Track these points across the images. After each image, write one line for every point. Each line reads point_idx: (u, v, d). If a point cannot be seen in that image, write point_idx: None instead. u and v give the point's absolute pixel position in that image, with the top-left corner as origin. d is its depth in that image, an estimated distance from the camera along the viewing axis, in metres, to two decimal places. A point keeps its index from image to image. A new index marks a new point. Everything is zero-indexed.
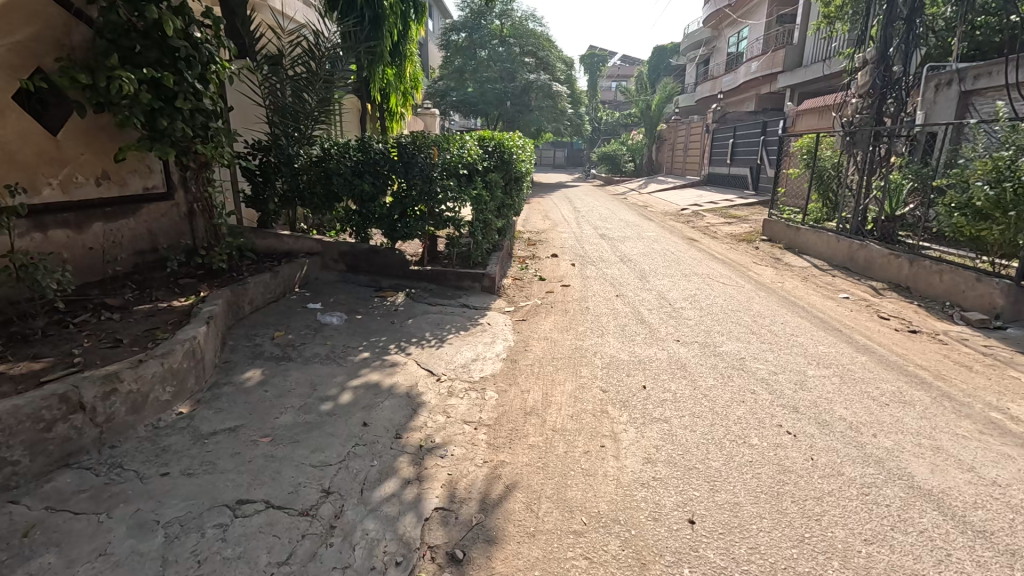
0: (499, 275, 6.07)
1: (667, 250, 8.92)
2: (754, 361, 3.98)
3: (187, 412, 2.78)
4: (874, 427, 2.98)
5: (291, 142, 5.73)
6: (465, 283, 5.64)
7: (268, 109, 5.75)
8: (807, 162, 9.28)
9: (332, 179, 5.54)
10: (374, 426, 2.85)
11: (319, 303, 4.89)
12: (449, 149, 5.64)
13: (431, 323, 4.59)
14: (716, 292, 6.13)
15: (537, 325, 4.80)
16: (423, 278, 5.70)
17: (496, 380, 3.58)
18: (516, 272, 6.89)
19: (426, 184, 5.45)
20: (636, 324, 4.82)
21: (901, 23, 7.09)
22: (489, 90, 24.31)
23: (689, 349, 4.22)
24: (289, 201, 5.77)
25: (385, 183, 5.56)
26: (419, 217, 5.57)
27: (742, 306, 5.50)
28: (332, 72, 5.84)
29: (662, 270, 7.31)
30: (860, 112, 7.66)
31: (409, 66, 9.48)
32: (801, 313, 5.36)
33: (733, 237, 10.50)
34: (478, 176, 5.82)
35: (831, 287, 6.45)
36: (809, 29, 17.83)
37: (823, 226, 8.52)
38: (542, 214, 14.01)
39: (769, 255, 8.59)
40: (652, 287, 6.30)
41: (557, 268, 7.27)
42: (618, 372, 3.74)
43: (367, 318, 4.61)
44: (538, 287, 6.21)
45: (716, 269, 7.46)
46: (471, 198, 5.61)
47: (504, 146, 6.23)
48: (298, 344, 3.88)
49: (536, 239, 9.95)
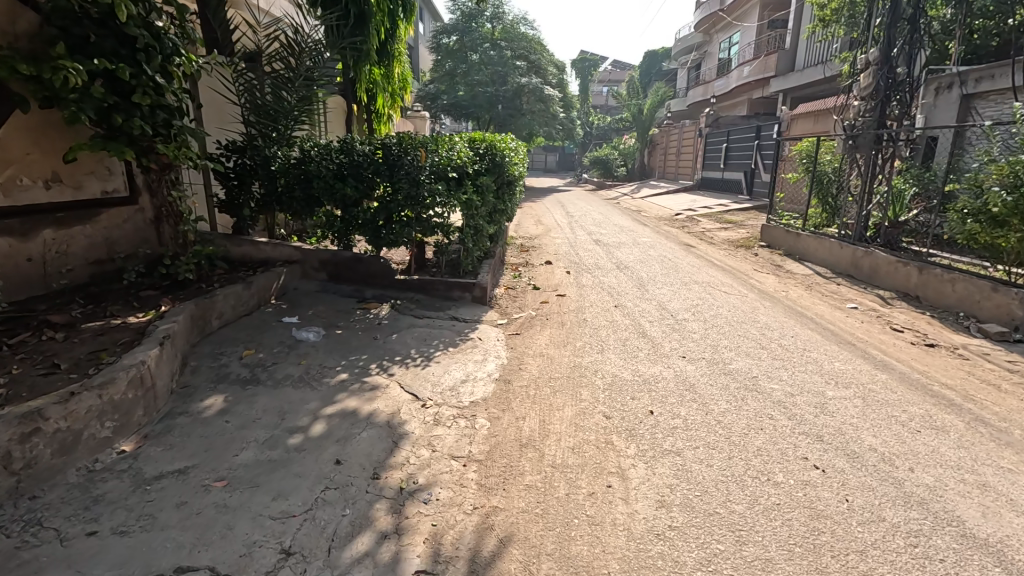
0: (491, 285, 5.73)
1: (664, 256, 8.65)
2: (767, 380, 3.67)
3: (131, 450, 2.41)
4: (909, 460, 2.68)
5: (268, 142, 5.36)
6: (455, 294, 5.30)
7: (243, 108, 5.39)
8: (806, 167, 9.04)
9: (312, 182, 5.18)
10: (348, 464, 2.49)
11: (296, 316, 4.52)
12: (437, 150, 5.30)
13: (417, 339, 4.24)
14: (719, 301, 5.83)
15: (532, 340, 4.46)
16: (410, 288, 5.35)
17: (487, 405, 3.23)
18: (509, 281, 6.55)
19: (412, 188, 5.09)
20: (638, 338, 4.50)
21: (905, 23, 6.88)
22: (480, 93, 24.07)
23: (696, 367, 3.91)
24: (266, 206, 5.40)
25: (369, 186, 5.19)
26: (405, 222, 5.20)
27: (748, 318, 5.20)
28: (312, 69, 5.48)
29: (661, 278, 7.01)
30: (862, 115, 7.43)
31: (397, 67, 9.14)
32: (810, 324, 5.07)
33: (730, 243, 10.25)
34: (468, 179, 5.49)
35: (838, 297, 6.19)
36: (802, 33, 17.71)
37: (824, 232, 8.28)
38: (534, 219, 13.71)
39: (769, 262, 8.34)
40: (652, 296, 5.99)
41: (552, 277, 6.94)
42: (621, 394, 3.41)
43: (348, 333, 4.25)
44: (532, 297, 5.88)
45: (716, 277, 7.17)
46: (461, 202, 5.26)
47: (496, 148, 5.90)
48: (269, 364, 3.51)
49: (529, 246, 9.62)
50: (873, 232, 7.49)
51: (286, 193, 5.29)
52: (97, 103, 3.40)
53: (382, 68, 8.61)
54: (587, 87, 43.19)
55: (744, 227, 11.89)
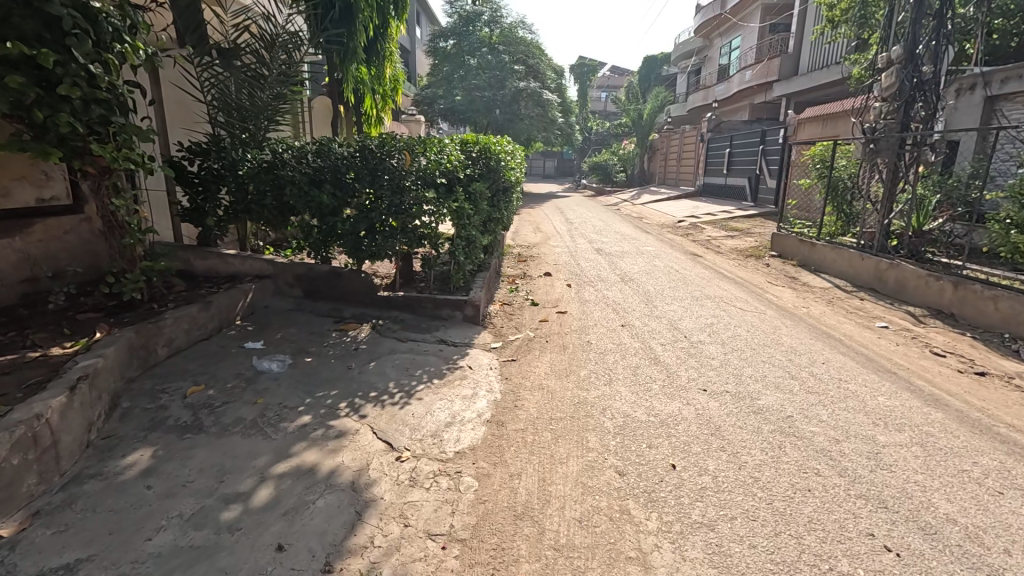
0: (485, 301, 5.20)
1: (670, 267, 8.13)
2: (806, 421, 3.13)
3: (10, 537, 1.88)
4: (1002, 538, 2.14)
5: (237, 144, 4.83)
6: (444, 312, 4.76)
7: (210, 106, 4.87)
8: (821, 173, 8.52)
9: (285, 189, 4.64)
10: (294, 550, 1.95)
11: (263, 340, 3.99)
12: (425, 153, 4.77)
13: (398, 369, 3.69)
14: (735, 320, 5.30)
15: (529, 368, 3.92)
16: (394, 306, 4.81)
17: (475, 457, 2.69)
18: (504, 295, 6.02)
19: (396, 195, 4.58)
20: (650, 366, 3.96)
21: (932, 18, 6.41)
22: (477, 97, 23.61)
23: (719, 403, 3.37)
24: (235, 215, 4.87)
25: (349, 193, 4.66)
26: (388, 233, 4.67)
27: (771, 340, 4.66)
28: (287, 63, 4.96)
29: (669, 292, 6.48)
30: (883, 117, 6.93)
31: (389, 67, 8.65)
32: (841, 348, 4.53)
33: (738, 252, 9.74)
34: (459, 186, 4.96)
35: (865, 314, 5.65)
36: (806, 37, 17.29)
37: (840, 241, 7.77)
38: (532, 226, 13.21)
39: (782, 273, 7.82)
40: (661, 314, 5.45)
41: (551, 290, 6.41)
42: (635, 441, 2.87)
43: (319, 362, 3.71)
44: (530, 314, 5.35)
45: (728, 290, 6.65)
46: (451, 211, 4.74)
47: (491, 150, 5.38)
48: (218, 404, 2.96)
49: (527, 255, 9.08)
50: (895, 243, 6.99)
51: (256, 200, 4.74)
52: (13, 94, 2.81)
53: (372, 68, 8.12)
54: (585, 93, 42.84)
55: (751, 236, 11.39)
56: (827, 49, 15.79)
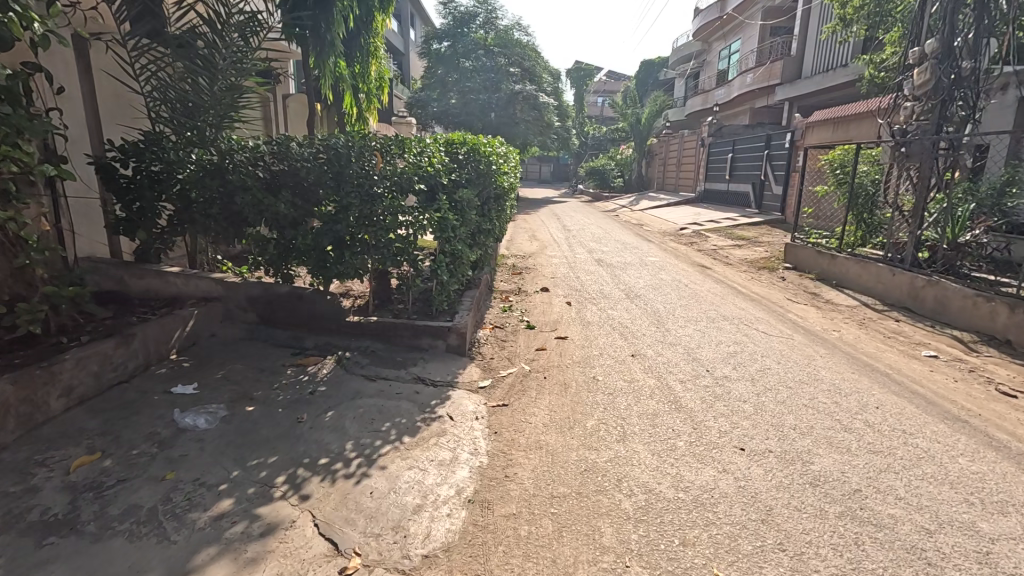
0: (473, 326, 4.48)
1: (678, 281, 7.45)
2: (878, 499, 2.43)
3: None
4: None
5: (180, 143, 4.09)
6: (424, 342, 4.05)
7: (150, 99, 4.15)
8: (840, 178, 7.87)
9: (234, 195, 3.89)
10: None
11: (197, 381, 3.25)
12: (403, 155, 4.06)
13: (361, 422, 2.96)
14: (761, 348, 4.60)
15: (524, 417, 3.20)
16: (366, 333, 4.10)
17: (451, 566, 1.97)
18: (496, 317, 5.31)
19: (366, 204, 3.84)
20: (671, 415, 3.25)
21: (971, 8, 5.77)
22: (472, 100, 22.98)
23: (764, 470, 2.65)
24: (177, 227, 4.11)
25: (311, 202, 3.93)
26: (358, 248, 3.94)
27: (808, 375, 3.97)
28: (240, 47, 4.25)
29: (681, 311, 5.79)
30: (914, 117, 6.29)
31: (376, 65, 7.96)
32: (891, 385, 3.84)
33: (749, 263, 9.07)
34: (442, 192, 4.26)
35: (907, 338, 4.97)
36: (811, 38, 16.75)
37: (864, 253, 7.12)
38: (528, 234, 12.52)
39: (800, 288, 7.15)
40: (676, 340, 4.75)
41: (549, 310, 5.70)
42: (665, 536, 2.16)
43: (262, 412, 2.98)
44: (525, 341, 4.64)
45: (746, 309, 5.96)
46: (433, 222, 4.02)
47: (479, 152, 4.69)
48: (110, 484, 2.24)
49: (522, 267, 8.38)
50: (926, 256, 6.36)
51: (200, 209, 3.97)
52: None
53: (355, 64, 7.43)
54: (582, 97, 42.33)
55: (760, 245, 10.73)
56: (835, 50, 15.26)
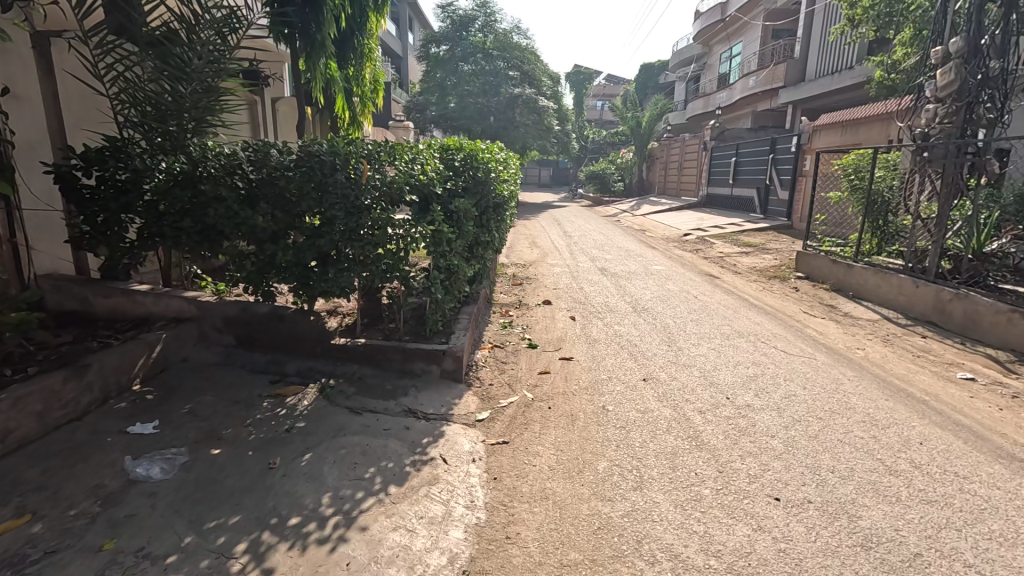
0: (470, 348, 4.12)
1: (686, 292, 7.10)
2: (944, 567, 2.07)
3: None
4: None
5: (148, 150, 3.75)
6: (417, 367, 3.69)
7: (117, 101, 3.80)
8: (855, 184, 7.53)
9: (207, 208, 3.54)
10: None
11: (160, 418, 2.90)
12: (394, 162, 3.72)
13: (342, 467, 2.60)
14: (783, 370, 4.24)
15: (527, 458, 2.84)
16: (353, 358, 3.73)
17: None
18: (495, 335, 4.95)
19: (351, 216, 3.47)
20: (692, 455, 2.90)
21: (999, 5, 5.45)
22: (470, 103, 22.73)
23: (806, 528, 2.29)
24: (147, 242, 3.77)
25: (292, 214, 3.57)
26: (344, 264, 3.58)
27: (838, 403, 3.61)
28: (217, 46, 3.91)
29: (692, 326, 5.44)
30: (937, 120, 5.97)
31: (372, 68, 7.64)
32: (931, 414, 3.49)
33: (759, 272, 8.73)
34: (437, 203, 3.91)
35: (939, 358, 4.62)
36: (815, 41, 16.48)
37: (882, 263, 6.77)
38: (529, 241, 12.16)
39: (815, 300, 6.80)
40: (689, 361, 4.39)
41: (552, 326, 5.34)
42: None
43: (229, 455, 2.62)
44: (527, 363, 4.28)
45: (761, 324, 5.61)
46: (426, 236, 3.67)
47: (477, 158, 4.35)
48: (35, 558, 1.88)
49: (523, 277, 8.02)
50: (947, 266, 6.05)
51: (170, 222, 3.62)
52: None
53: (349, 67, 7.10)
54: (581, 101, 42.06)
55: (768, 253, 10.38)
56: (840, 52, 14.99)
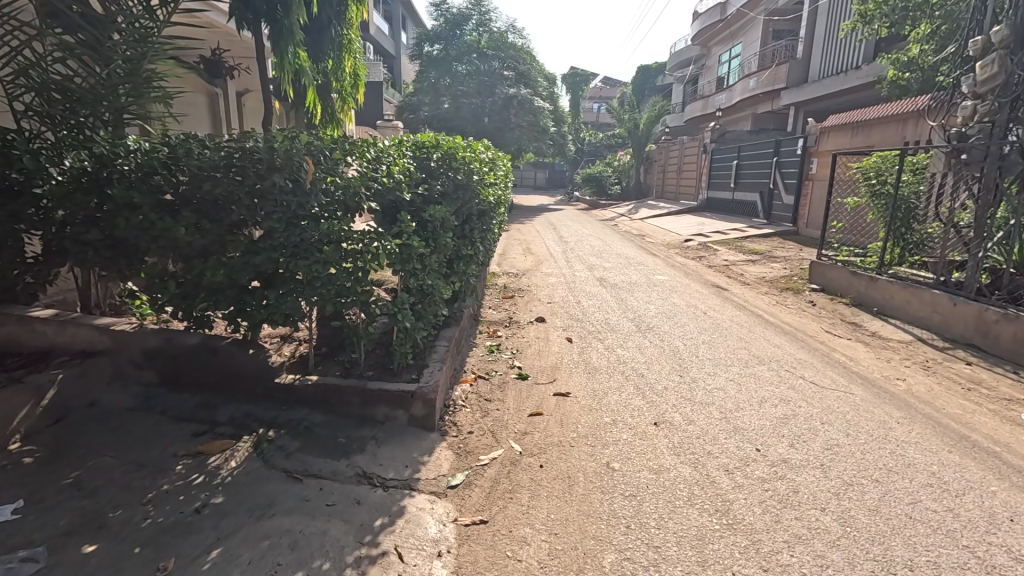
0: (446, 384, 3.45)
1: (693, 307, 6.46)
2: None
3: None
4: None
5: (54, 146, 3.06)
6: (379, 412, 3.03)
7: (12, 82, 3.12)
8: (876, 189, 6.91)
9: (118, 215, 2.85)
10: None
11: (30, 494, 2.22)
12: (350, 162, 3.04)
13: (258, 572, 1.92)
14: (818, 410, 3.57)
15: (509, 550, 2.17)
16: (301, 400, 3.06)
17: None
18: (480, 362, 4.28)
19: (294, 229, 2.79)
20: (725, 544, 2.22)
21: None
22: (464, 104, 22.04)
23: None
24: (51, 257, 3.07)
25: (224, 224, 2.89)
26: (288, 286, 2.91)
27: (893, 458, 2.96)
28: (144, 22, 3.31)
29: (704, 350, 4.78)
30: (975, 118, 5.35)
31: (354, 61, 6.86)
32: (1011, 475, 2.83)
33: (770, 283, 8.10)
34: (405, 210, 3.24)
35: (994, 391, 3.98)
36: (819, 40, 15.93)
37: (910, 275, 6.15)
38: (522, 248, 11.47)
39: (836, 316, 6.18)
40: (706, 397, 3.74)
41: (545, 351, 4.68)
42: None
43: (105, 555, 1.94)
44: (516, 400, 3.61)
45: (780, 347, 4.98)
46: (390, 252, 3.01)
47: (456, 157, 3.70)
48: None
49: (514, 289, 7.34)
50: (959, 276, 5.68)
51: (74, 234, 2.92)
52: None
53: (328, 59, 6.34)
54: (578, 102, 41.51)
55: (776, 261, 9.76)
56: (847, 52, 14.43)
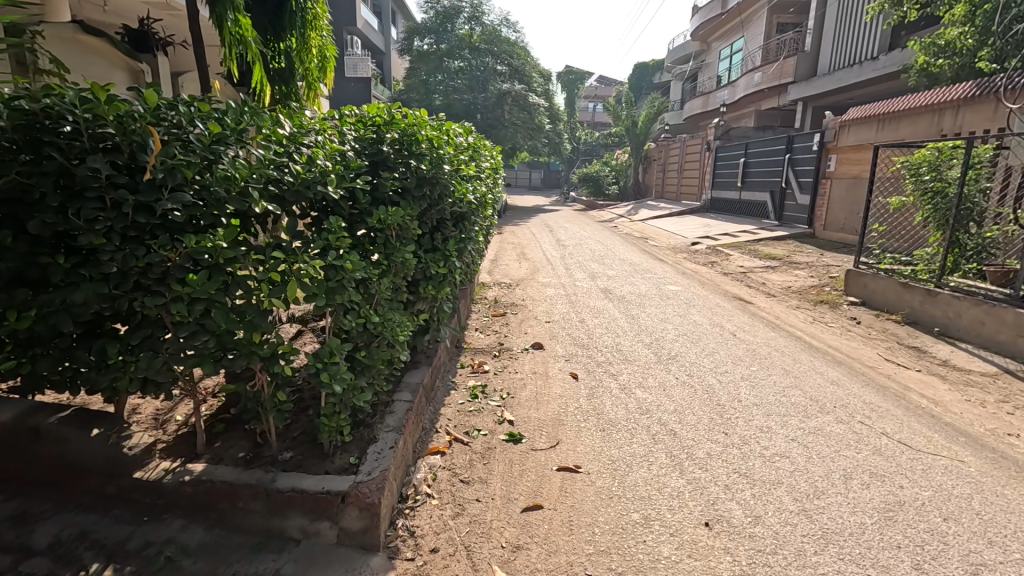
0: (402, 464, 2.38)
1: (720, 328, 5.41)
2: None
3: None
4: None
5: None
6: (289, 525, 1.97)
7: None
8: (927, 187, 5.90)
9: None
10: None
11: None
12: (242, 139, 1.95)
13: None
14: (930, 493, 2.54)
15: None
16: (173, 507, 2.00)
17: None
18: (457, 417, 3.20)
19: (133, 247, 1.72)
20: None
21: None
22: (455, 100, 20.97)
23: None
24: None
25: (39, 240, 1.81)
26: (139, 336, 1.84)
27: None
28: None
29: (746, 392, 3.73)
30: None
31: (320, 41, 5.32)
32: None
33: (799, 294, 7.08)
34: (334, 214, 2.17)
35: None
36: (827, 31, 15.02)
37: (978, 286, 5.16)
38: (517, 253, 10.41)
39: (890, 338, 5.16)
40: (768, 473, 2.68)
41: (543, 395, 3.61)
42: None
43: None
44: (504, 483, 2.55)
45: (840, 385, 3.94)
46: (304, 280, 1.94)
47: (420, 139, 2.64)
48: None
49: (505, 304, 6.26)
50: None
51: None
52: None
53: (287, 38, 4.84)
54: (573, 101, 40.56)
55: (799, 267, 8.76)
56: (863, 43, 13.50)
